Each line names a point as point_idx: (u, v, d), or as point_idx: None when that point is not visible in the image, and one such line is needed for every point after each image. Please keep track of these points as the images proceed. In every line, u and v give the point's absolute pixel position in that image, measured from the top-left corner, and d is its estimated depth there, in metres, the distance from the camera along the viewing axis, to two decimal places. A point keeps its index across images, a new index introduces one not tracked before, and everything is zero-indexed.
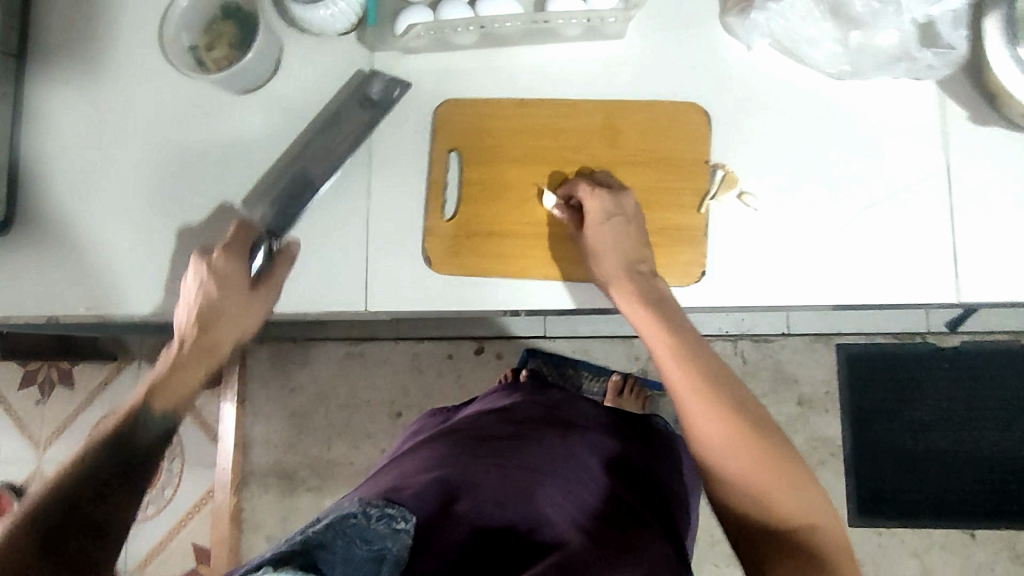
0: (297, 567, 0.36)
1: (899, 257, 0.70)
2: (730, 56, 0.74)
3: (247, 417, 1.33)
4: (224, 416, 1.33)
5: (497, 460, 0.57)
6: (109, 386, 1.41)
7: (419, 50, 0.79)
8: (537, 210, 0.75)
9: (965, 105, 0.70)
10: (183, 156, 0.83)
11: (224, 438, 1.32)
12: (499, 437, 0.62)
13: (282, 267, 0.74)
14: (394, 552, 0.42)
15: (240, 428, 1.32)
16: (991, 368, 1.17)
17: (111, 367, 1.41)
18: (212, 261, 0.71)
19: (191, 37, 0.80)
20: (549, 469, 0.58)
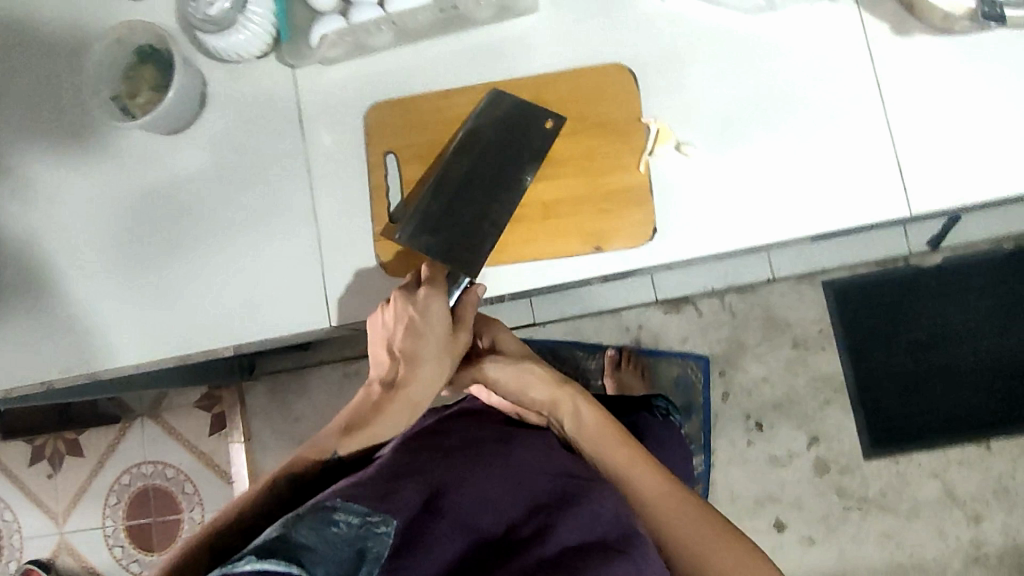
0: (282, 558, 0.38)
1: (846, 180, 0.69)
2: (647, 11, 0.73)
3: (256, 454, 1.32)
4: (237, 458, 1.33)
5: (477, 461, 0.56)
6: (117, 448, 1.40)
7: (340, 60, 0.79)
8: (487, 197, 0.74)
9: (887, 18, 0.70)
10: (130, 205, 0.82)
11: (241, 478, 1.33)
12: (475, 438, 0.61)
13: (468, 311, 0.67)
14: (375, 549, 0.43)
15: (252, 466, 1.32)
16: (978, 278, 1.17)
17: (116, 430, 1.40)
18: (418, 295, 0.64)
19: (113, 87, 0.79)
20: (529, 467, 0.57)
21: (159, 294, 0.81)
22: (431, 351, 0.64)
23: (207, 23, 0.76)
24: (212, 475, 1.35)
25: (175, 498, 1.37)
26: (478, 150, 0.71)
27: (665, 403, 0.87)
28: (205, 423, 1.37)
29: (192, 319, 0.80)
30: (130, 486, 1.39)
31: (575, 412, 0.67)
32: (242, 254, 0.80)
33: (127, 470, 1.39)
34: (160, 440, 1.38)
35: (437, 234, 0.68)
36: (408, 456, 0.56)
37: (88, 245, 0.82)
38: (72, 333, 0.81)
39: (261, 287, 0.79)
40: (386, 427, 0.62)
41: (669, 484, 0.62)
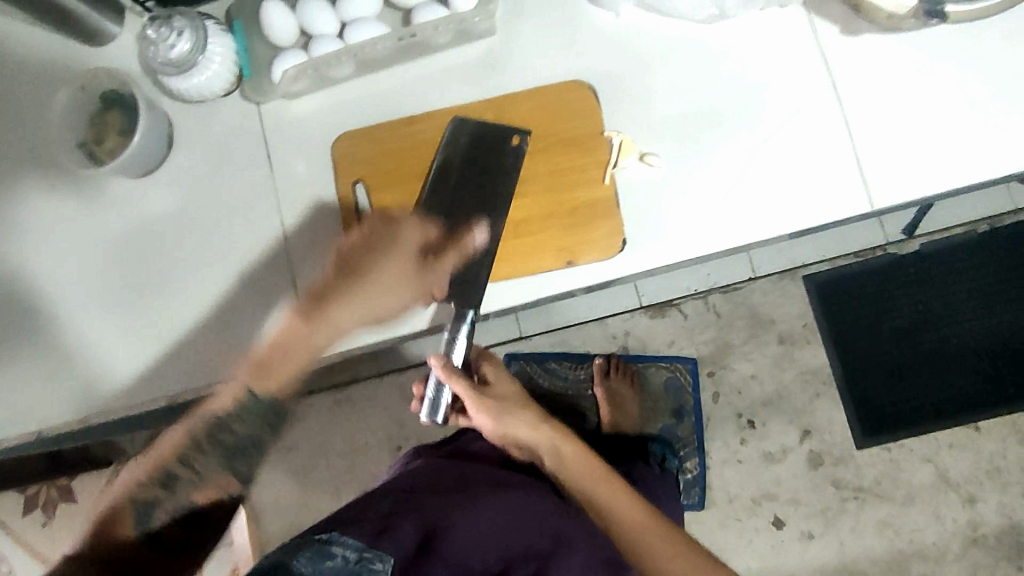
0: None
1: (807, 180, 0.71)
2: (603, 27, 0.75)
3: None
4: None
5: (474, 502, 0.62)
6: None
7: (304, 93, 0.79)
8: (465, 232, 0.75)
9: (835, 20, 0.72)
10: (103, 250, 0.82)
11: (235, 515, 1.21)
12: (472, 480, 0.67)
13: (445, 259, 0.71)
14: None
15: None
16: (954, 262, 1.18)
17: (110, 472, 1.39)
18: (402, 226, 0.69)
19: (78, 135, 0.79)
20: (518, 511, 0.63)
21: (138, 337, 0.80)
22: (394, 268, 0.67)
23: (166, 66, 0.74)
24: None
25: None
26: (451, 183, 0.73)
27: (659, 449, 1.02)
28: None
29: (173, 360, 0.79)
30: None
31: (561, 448, 0.75)
32: (220, 291, 0.80)
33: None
34: None
35: (433, 271, 0.71)
36: (403, 492, 0.62)
37: (63, 292, 0.82)
38: (48, 384, 0.81)
39: (241, 322, 0.79)
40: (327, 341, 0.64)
41: (648, 513, 0.70)
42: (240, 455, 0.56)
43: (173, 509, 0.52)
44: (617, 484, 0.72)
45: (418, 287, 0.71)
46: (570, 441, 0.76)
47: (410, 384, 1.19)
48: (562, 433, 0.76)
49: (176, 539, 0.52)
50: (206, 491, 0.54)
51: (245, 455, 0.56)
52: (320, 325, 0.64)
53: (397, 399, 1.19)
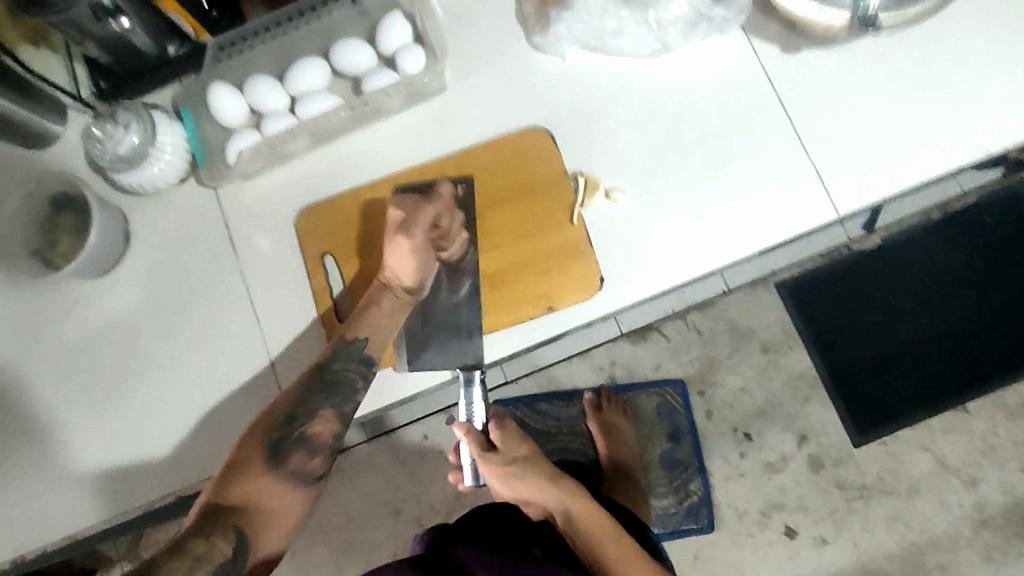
0: None
1: (768, 196, 0.72)
2: (551, 71, 0.76)
3: None
4: None
5: None
6: None
7: (261, 170, 0.78)
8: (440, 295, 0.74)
9: (773, 41, 0.74)
10: (62, 356, 0.78)
11: None
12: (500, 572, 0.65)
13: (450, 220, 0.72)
14: None
15: None
16: (917, 250, 1.21)
17: None
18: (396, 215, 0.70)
19: (33, 243, 0.77)
20: None
21: (107, 442, 0.76)
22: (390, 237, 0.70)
23: (116, 163, 0.74)
24: None
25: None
26: None
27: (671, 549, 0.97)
28: None
29: (149, 460, 0.75)
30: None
31: (570, 504, 0.75)
32: (191, 381, 0.76)
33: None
34: None
35: (428, 346, 0.73)
36: None
37: (23, 405, 0.78)
38: (12, 507, 0.76)
39: (216, 411, 0.75)
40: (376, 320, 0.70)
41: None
42: (340, 392, 0.68)
43: (294, 438, 0.65)
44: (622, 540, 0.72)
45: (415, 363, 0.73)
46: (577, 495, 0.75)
47: (400, 447, 1.16)
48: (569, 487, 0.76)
49: (298, 466, 0.65)
50: (319, 423, 0.67)
51: (343, 389, 0.68)
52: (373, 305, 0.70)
53: (389, 464, 1.16)
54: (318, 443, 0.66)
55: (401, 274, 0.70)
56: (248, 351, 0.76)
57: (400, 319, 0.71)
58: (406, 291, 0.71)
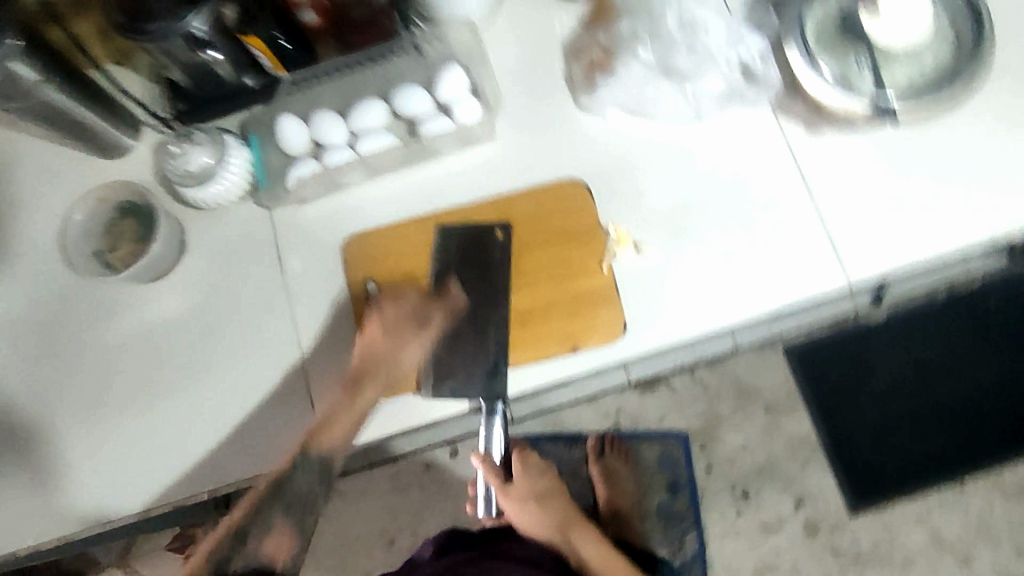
0: None
1: (787, 262, 0.77)
2: (594, 130, 0.82)
3: None
4: None
5: None
6: None
7: (315, 198, 0.84)
8: (475, 326, 0.78)
9: (801, 120, 0.80)
10: (108, 355, 0.83)
11: None
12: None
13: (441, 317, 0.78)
14: None
15: None
16: (922, 326, 1.25)
17: None
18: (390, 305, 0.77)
19: (95, 245, 0.83)
20: None
21: (143, 441, 0.80)
22: (401, 325, 0.76)
23: (188, 178, 0.80)
24: None
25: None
26: (456, 284, 0.78)
27: None
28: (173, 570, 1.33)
29: (179, 461, 0.79)
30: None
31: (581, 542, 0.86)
32: (227, 390, 0.81)
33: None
34: None
35: (455, 375, 0.77)
36: None
37: (67, 398, 0.82)
38: (45, 495, 0.80)
39: (249, 420, 0.79)
40: (347, 416, 0.74)
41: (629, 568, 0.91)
42: (291, 511, 0.73)
43: (244, 557, 0.69)
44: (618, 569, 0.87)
45: (443, 389, 0.77)
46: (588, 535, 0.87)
47: (403, 474, 1.18)
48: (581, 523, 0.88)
49: None
50: (270, 541, 0.71)
51: (300, 508, 0.74)
52: (365, 382, 0.75)
53: (392, 491, 1.18)
54: (268, 562, 0.70)
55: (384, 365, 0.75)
56: (285, 366, 0.81)
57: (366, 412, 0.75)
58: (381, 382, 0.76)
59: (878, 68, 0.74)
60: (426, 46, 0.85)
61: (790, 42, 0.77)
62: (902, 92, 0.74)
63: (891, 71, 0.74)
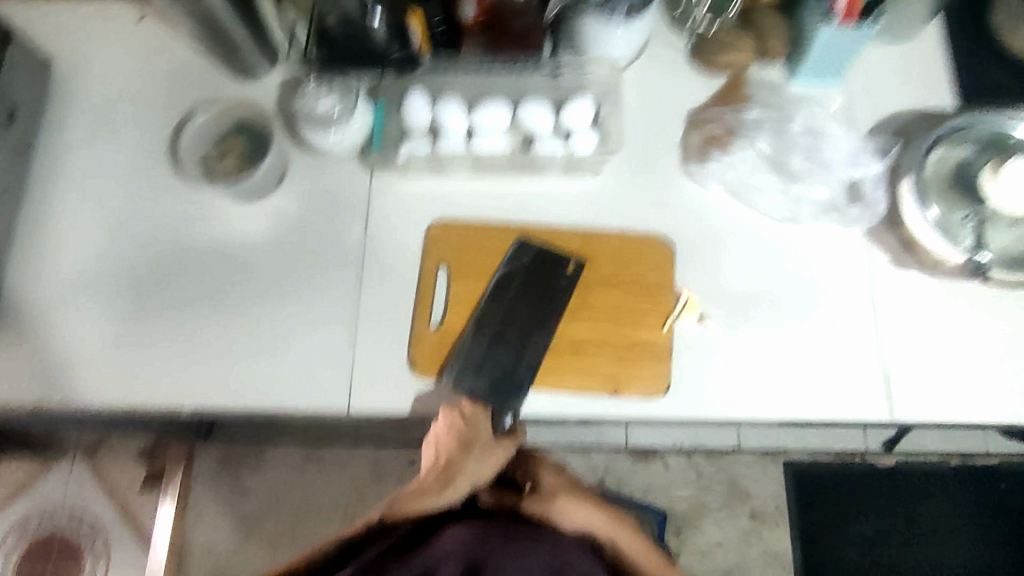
0: None
1: (836, 380, 0.79)
2: (691, 196, 0.85)
3: (187, 522, 1.33)
4: (163, 519, 1.32)
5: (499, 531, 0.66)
6: (31, 488, 1.33)
7: (415, 173, 0.88)
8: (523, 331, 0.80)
9: (888, 250, 0.82)
10: (176, 256, 0.87)
11: (160, 545, 1.30)
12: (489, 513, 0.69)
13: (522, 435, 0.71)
14: None
15: (179, 534, 1.32)
16: (927, 485, 1.26)
17: (38, 467, 1.33)
18: (462, 407, 0.71)
19: (203, 151, 0.88)
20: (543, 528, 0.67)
21: (182, 344, 0.83)
22: (483, 443, 0.67)
23: (307, 119, 0.83)
24: (126, 537, 1.30)
25: (79, 552, 1.30)
26: (513, 296, 0.81)
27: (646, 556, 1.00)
28: (139, 479, 1.33)
29: (208, 374, 0.82)
30: (33, 530, 1.31)
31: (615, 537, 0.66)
32: (273, 324, 0.84)
33: (41, 511, 1.31)
34: (85, 487, 1.33)
35: (479, 375, 0.78)
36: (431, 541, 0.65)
37: (128, 281, 0.86)
38: (80, 364, 0.83)
39: (286, 359, 0.83)
40: (422, 497, 0.64)
41: None
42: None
43: None
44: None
45: (465, 386, 0.78)
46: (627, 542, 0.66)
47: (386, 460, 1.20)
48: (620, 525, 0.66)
49: None
50: None
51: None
52: (437, 485, 0.65)
53: None
54: None
55: (458, 467, 0.65)
56: (335, 320, 0.84)
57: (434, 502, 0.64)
58: (453, 479, 0.65)
59: (981, 228, 0.76)
60: (563, 74, 0.89)
61: (904, 177, 0.79)
62: (997, 257, 0.76)
63: (991, 236, 0.76)
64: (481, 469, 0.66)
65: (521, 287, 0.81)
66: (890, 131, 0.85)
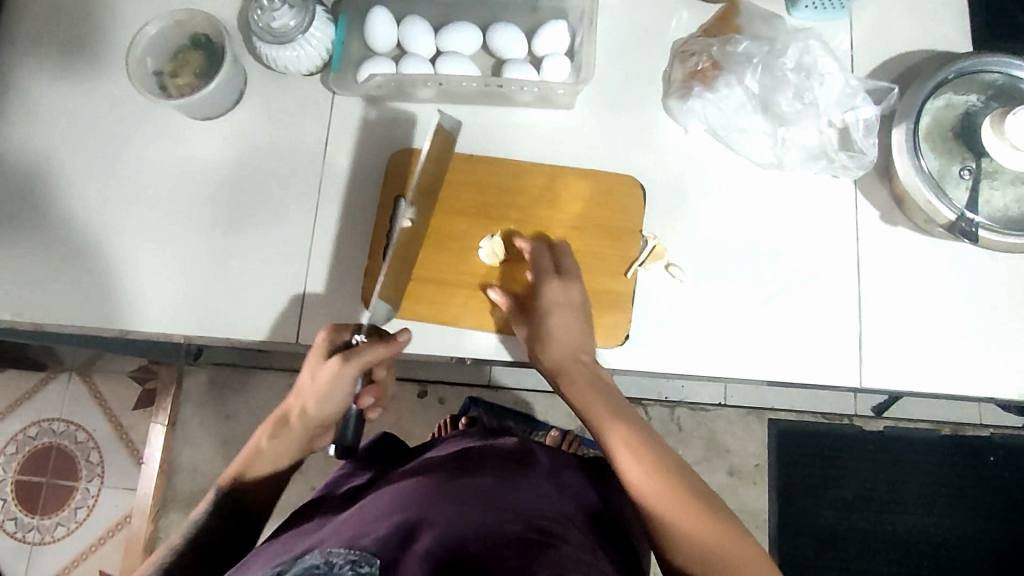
0: None
1: (809, 340, 0.74)
2: (668, 136, 0.79)
3: (176, 439, 1.31)
4: (153, 438, 1.31)
5: (451, 488, 0.59)
6: (34, 397, 1.34)
7: (378, 98, 0.82)
8: (476, 266, 0.77)
9: (878, 204, 0.76)
10: (134, 173, 0.83)
11: (151, 460, 1.30)
12: (440, 473, 0.63)
13: (372, 352, 0.66)
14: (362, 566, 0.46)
15: (168, 451, 1.30)
16: (911, 453, 1.22)
17: (39, 378, 1.34)
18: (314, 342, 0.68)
19: (156, 65, 0.82)
20: (501, 484, 0.61)
21: (138, 266, 0.81)
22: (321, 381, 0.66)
23: (265, 33, 0.76)
24: (120, 452, 1.32)
25: (77, 463, 1.32)
26: (461, 228, 0.78)
27: None
28: (132, 397, 1.34)
29: (165, 298, 0.80)
30: (34, 440, 1.33)
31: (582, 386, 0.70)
32: (230, 251, 0.81)
33: (40, 423, 1.33)
34: (82, 402, 1.34)
35: (413, 305, 0.77)
36: (373, 506, 0.58)
37: (84, 197, 0.83)
38: (37, 280, 0.81)
39: (242, 286, 0.80)
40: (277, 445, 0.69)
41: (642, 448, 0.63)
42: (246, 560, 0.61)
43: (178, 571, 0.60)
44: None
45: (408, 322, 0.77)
46: (709, 527, 0.57)
47: None
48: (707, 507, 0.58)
49: None
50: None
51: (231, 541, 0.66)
52: (280, 432, 0.69)
53: None
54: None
55: (303, 410, 0.67)
56: (292, 249, 0.81)
57: (289, 446, 0.69)
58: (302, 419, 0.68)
59: (977, 184, 0.70)
60: None
61: (900, 123, 0.72)
62: (991, 217, 0.70)
63: (988, 193, 0.70)
64: (325, 409, 0.67)
65: (478, 227, 0.78)
66: (892, 77, 0.78)
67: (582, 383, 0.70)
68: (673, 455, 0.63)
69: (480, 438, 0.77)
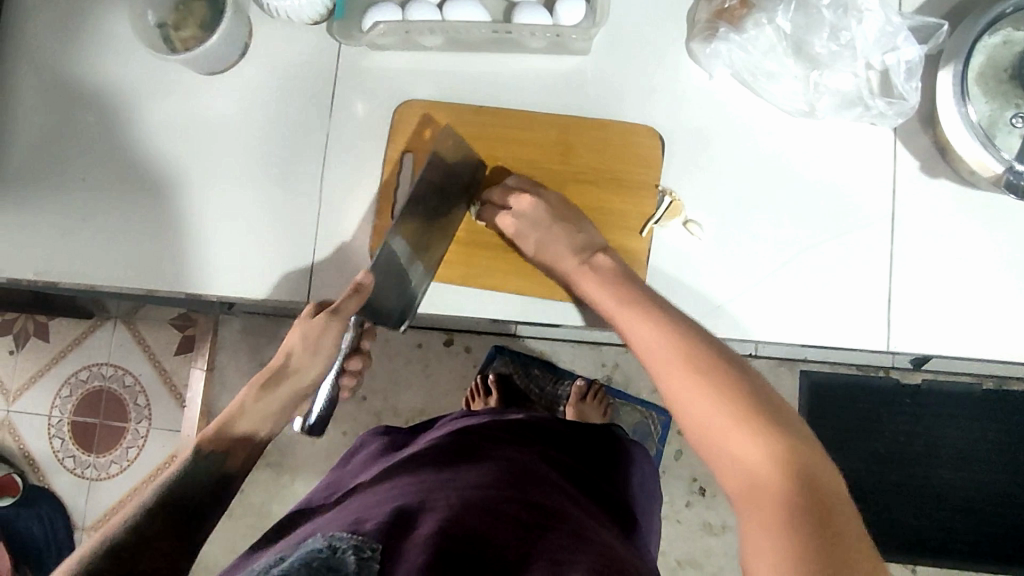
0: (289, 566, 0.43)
1: (836, 299, 0.71)
2: (692, 82, 0.74)
3: (214, 386, 1.34)
4: (193, 384, 1.34)
5: (453, 471, 0.60)
6: (83, 343, 1.38)
7: (385, 47, 0.78)
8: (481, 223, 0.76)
9: (919, 154, 0.71)
10: (148, 130, 0.82)
11: (191, 405, 1.34)
12: (443, 458, 0.64)
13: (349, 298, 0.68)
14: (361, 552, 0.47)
15: (207, 397, 1.33)
16: (948, 407, 1.18)
17: (87, 325, 1.38)
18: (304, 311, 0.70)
19: (159, 17, 0.79)
20: (499, 464, 0.61)
21: (155, 225, 0.81)
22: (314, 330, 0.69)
23: None
24: (163, 396, 1.36)
25: (128, 406, 1.36)
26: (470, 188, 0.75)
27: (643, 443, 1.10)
28: (173, 343, 1.37)
29: (184, 255, 0.81)
30: (86, 383, 1.37)
31: (621, 309, 0.64)
32: (244, 207, 0.80)
33: (89, 367, 1.37)
34: (127, 347, 1.37)
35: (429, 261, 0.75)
36: (382, 488, 0.59)
37: (100, 156, 0.83)
38: (62, 239, 0.83)
39: (256, 240, 0.80)
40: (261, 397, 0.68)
41: (699, 360, 0.55)
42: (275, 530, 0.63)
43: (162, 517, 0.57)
44: (794, 538, 0.43)
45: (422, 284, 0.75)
46: (756, 439, 0.49)
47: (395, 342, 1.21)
48: (758, 411, 0.50)
49: None
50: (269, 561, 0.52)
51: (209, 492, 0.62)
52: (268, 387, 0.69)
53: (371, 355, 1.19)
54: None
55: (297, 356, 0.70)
56: (303, 205, 0.79)
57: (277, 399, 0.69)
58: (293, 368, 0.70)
59: None
60: None
61: (948, 65, 0.65)
62: None
63: None
64: (316, 359, 0.70)
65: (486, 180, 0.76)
66: (944, 11, 0.71)
67: (599, 275, 0.68)
68: (729, 353, 0.56)
69: (491, 415, 0.78)
